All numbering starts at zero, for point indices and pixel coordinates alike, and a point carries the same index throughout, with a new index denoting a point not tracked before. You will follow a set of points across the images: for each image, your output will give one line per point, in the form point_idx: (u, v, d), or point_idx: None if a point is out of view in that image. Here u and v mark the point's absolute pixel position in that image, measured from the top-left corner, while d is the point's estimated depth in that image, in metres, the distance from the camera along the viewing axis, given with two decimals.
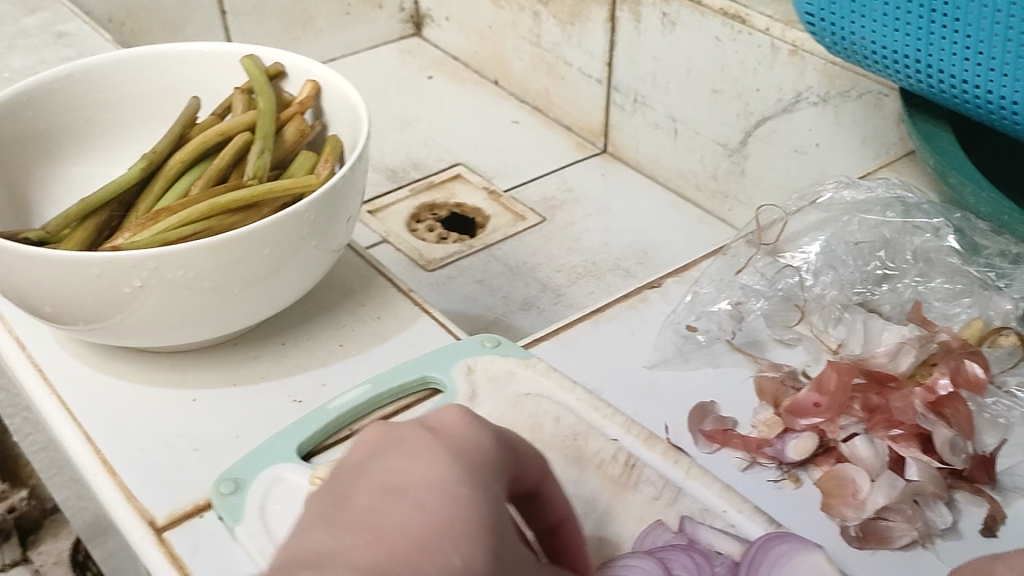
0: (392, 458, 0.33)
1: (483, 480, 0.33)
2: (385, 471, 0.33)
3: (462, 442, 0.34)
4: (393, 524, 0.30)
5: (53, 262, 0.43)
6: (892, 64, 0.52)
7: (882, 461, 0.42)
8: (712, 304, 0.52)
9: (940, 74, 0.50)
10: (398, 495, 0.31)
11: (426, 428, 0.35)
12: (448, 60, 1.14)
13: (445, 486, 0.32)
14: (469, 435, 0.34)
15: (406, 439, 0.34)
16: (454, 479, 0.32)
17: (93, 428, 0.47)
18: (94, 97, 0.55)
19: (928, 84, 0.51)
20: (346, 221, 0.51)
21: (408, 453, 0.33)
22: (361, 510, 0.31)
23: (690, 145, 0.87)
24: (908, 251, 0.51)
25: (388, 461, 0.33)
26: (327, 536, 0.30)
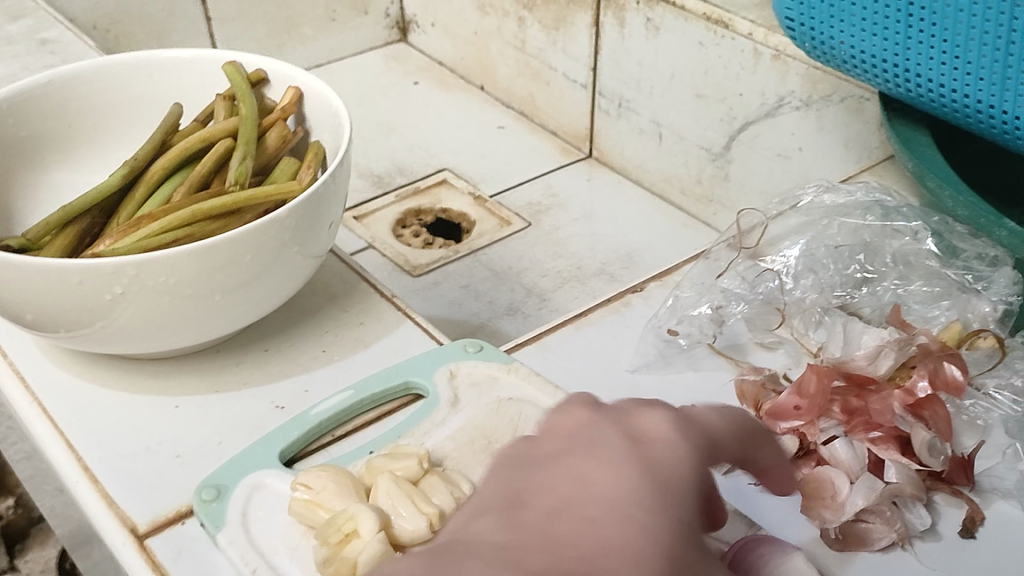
0: (579, 456, 0.29)
1: (671, 511, 0.28)
2: (569, 472, 0.28)
3: (660, 459, 0.30)
4: (572, 534, 0.26)
5: (33, 269, 0.43)
6: (871, 69, 0.52)
7: (862, 463, 0.42)
8: (693, 307, 0.52)
9: (918, 78, 0.50)
10: (577, 504, 0.27)
11: (628, 433, 0.30)
12: (434, 66, 1.14)
13: (628, 505, 0.27)
14: (669, 453, 0.30)
15: (602, 438, 0.30)
16: (639, 503, 0.28)
17: (75, 435, 0.47)
18: (76, 104, 0.55)
19: (906, 88, 0.51)
20: (329, 227, 0.51)
21: (597, 455, 0.29)
22: (538, 507, 0.27)
23: (675, 150, 0.87)
24: (887, 254, 0.51)
25: (575, 459, 0.29)
26: (497, 524, 0.26)
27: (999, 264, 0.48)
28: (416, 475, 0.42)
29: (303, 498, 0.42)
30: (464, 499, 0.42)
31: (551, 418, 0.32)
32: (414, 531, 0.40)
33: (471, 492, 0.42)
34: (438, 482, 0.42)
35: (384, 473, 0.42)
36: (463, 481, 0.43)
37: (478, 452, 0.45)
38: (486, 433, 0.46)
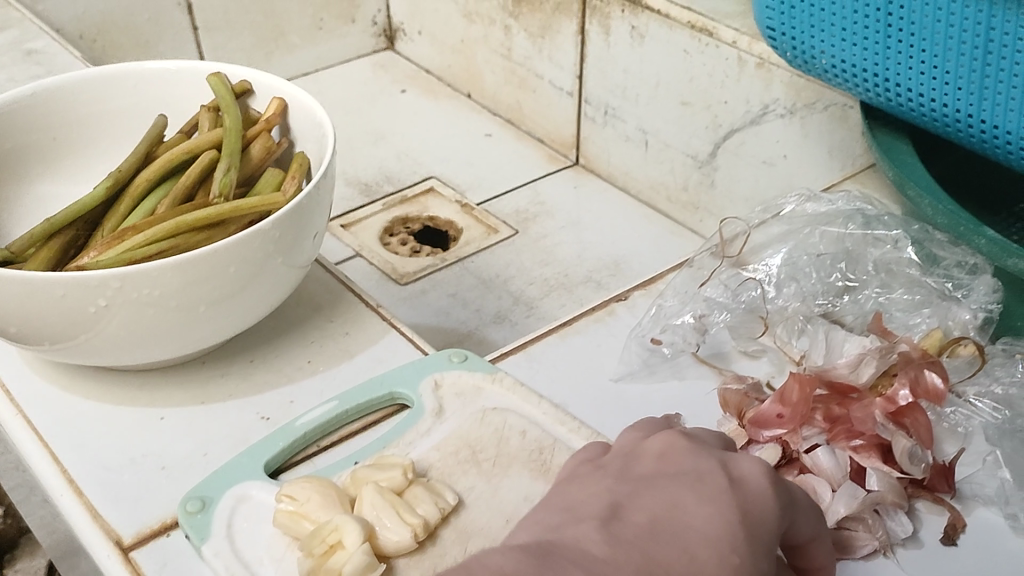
0: (685, 491, 0.35)
1: (758, 556, 0.34)
2: (673, 502, 0.35)
3: (757, 503, 0.35)
4: (666, 559, 0.32)
5: (16, 282, 0.43)
6: (852, 78, 0.53)
7: (844, 472, 0.42)
8: (676, 316, 0.52)
9: (898, 88, 0.51)
10: (676, 533, 0.34)
11: (732, 476, 0.36)
12: (421, 73, 1.14)
13: (721, 545, 0.33)
14: (767, 499, 0.36)
15: (707, 478, 0.36)
16: (731, 546, 0.34)
17: (60, 448, 0.47)
18: (59, 116, 0.55)
19: (887, 97, 0.52)
20: (313, 237, 0.51)
21: (700, 493, 0.35)
22: (641, 530, 0.34)
23: (661, 157, 0.87)
24: (868, 263, 0.51)
25: (680, 492, 0.35)
26: (604, 538, 0.33)
27: (979, 272, 0.48)
28: (400, 486, 0.43)
29: (288, 510, 0.42)
30: (448, 509, 0.42)
31: (666, 444, 0.38)
32: (398, 541, 0.40)
33: (455, 501, 0.43)
34: (423, 492, 0.42)
35: (368, 484, 0.43)
36: (448, 491, 0.43)
37: (463, 462, 0.45)
38: (471, 442, 0.46)
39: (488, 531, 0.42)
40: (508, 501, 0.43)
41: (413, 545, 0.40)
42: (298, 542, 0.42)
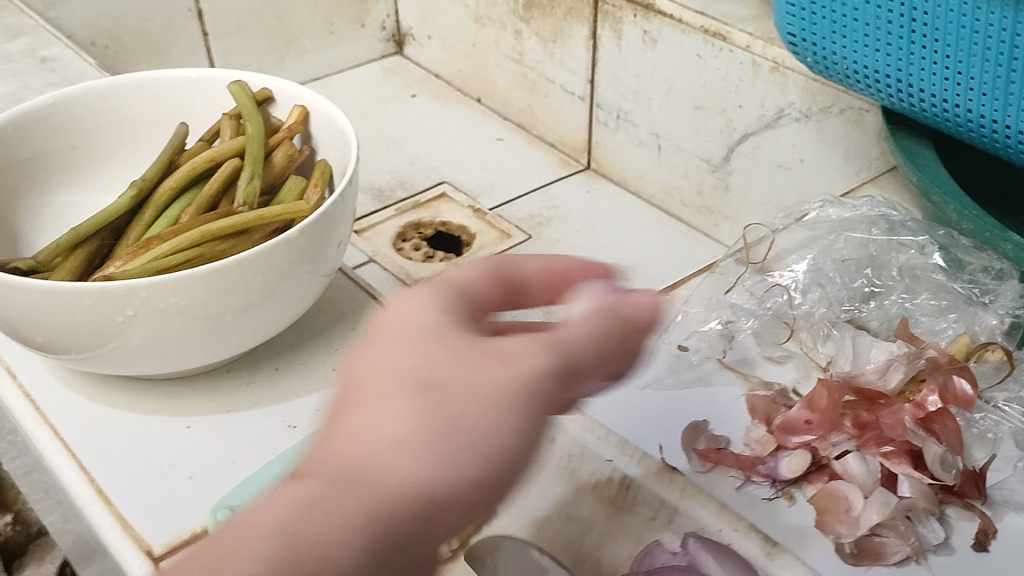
0: (349, 373, 0.28)
1: (430, 377, 0.27)
2: (337, 395, 0.28)
3: (410, 330, 0.29)
4: (337, 444, 0.26)
5: (44, 292, 0.43)
6: (874, 83, 0.53)
7: (874, 477, 0.42)
8: (703, 324, 0.53)
9: (920, 93, 0.50)
10: (342, 424, 0.27)
11: (375, 329, 0.29)
12: (430, 78, 1.14)
13: (384, 403, 0.27)
14: (419, 318, 0.29)
15: (363, 345, 0.29)
16: (396, 394, 0.27)
17: (87, 457, 0.47)
18: (81, 124, 0.55)
19: (909, 102, 0.52)
20: (337, 246, 0.50)
21: (357, 365, 0.28)
22: (318, 441, 0.27)
23: (674, 161, 0.87)
24: (893, 268, 0.51)
25: (342, 377, 0.29)
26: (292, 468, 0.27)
27: (1005, 277, 0.48)
28: None
29: None
30: None
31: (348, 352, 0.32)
32: None
33: None
34: None
35: None
36: None
37: None
38: None
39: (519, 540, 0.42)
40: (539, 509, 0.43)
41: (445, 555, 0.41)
42: None
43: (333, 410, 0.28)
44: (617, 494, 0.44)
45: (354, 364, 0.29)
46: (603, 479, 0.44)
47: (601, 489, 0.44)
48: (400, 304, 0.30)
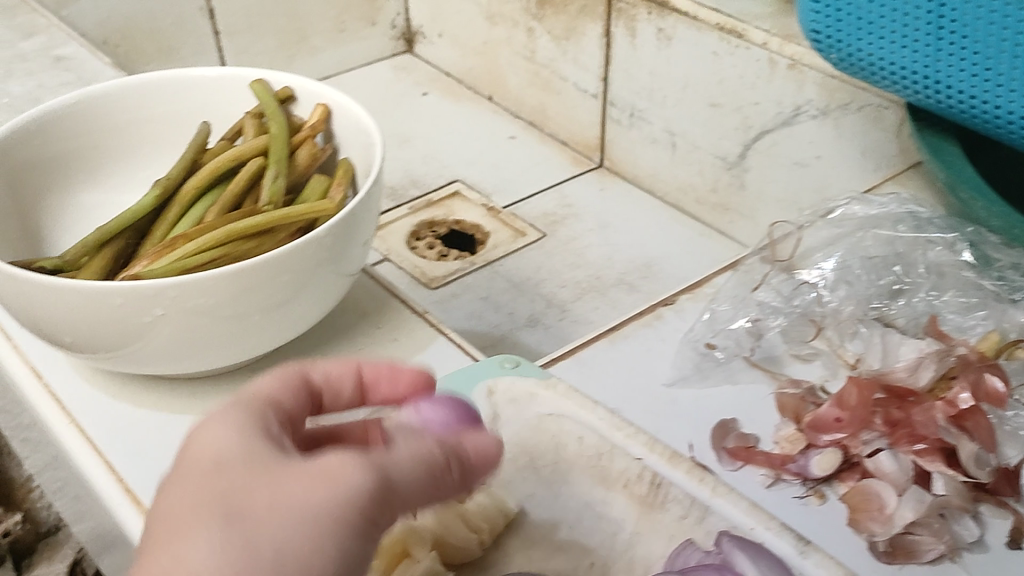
0: (164, 503, 0.30)
1: (237, 502, 0.29)
2: (152, 528, 0.29)
3: (222, 455, 0.30)
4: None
5: (73, 292, 0.43)
6: (899, 80, 0.52)
7: (907, 475, 0.42)
8: (731, 322, 0.52)
9: (947, 90, 0.50)
10: (155, 556, 0.28)
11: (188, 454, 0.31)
12: (442, 76, 1.14)
13: (193, 534, 0.28)
14: (230, 441, 0.31)
15: (178, 473, 0.31)
16: (206, 524, 0.28)
17: (115, 457, 0.47)
18: (104, 123, 0.55)
19: (935, 100, 0.51)
20: (363, 245, 0.50)
21: (171, 497, 0.30)
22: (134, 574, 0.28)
23: (689, 159, 0.87)
24: (921, 265, 0.52)
25: (158, 507, 0.30)
26: None
27: None
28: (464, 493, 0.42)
29: None
30: (510, 516, 0.43)
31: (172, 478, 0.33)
32: (465, 548, 0.41)
33: (516, 509, 0.43)
34: (486, 500, 0.42)
35: None
36: (507, 500, 0.44)
37: (522, 469, 0.45)
38: (529, 450, 0.46)
39: None
40: (571, 509, 0.43)
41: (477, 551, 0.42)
42: None
43: (151, 542, 0.29)
44: (646, 493, 0.43)
45: (169, 495, 0.30)
46: (632, 476, 0.44)
47: (631, 487, 0.43)
48: (209, 427, 0.31)
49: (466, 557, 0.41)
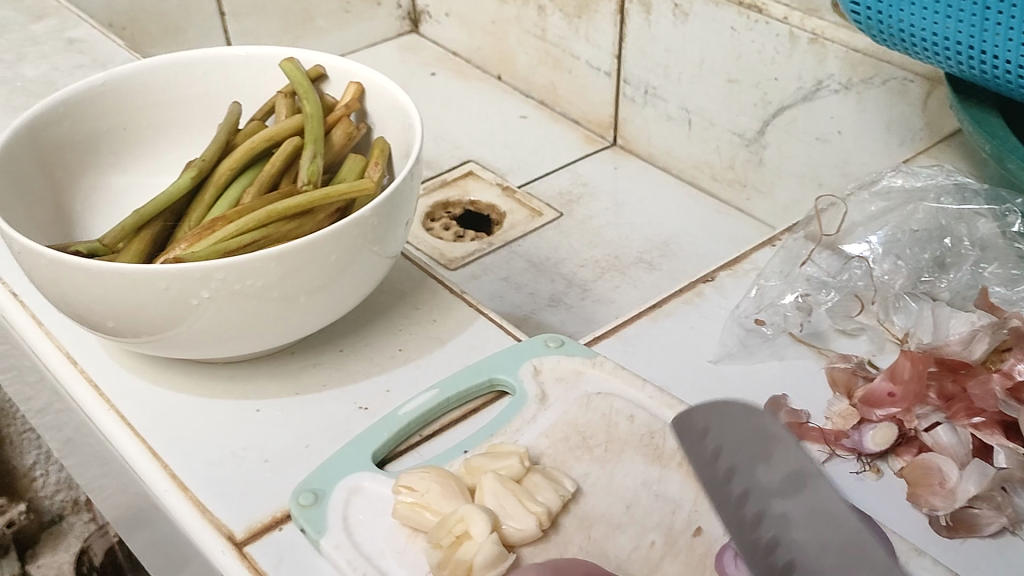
0: None
1: None
2: None
3: None
4: None
5: (120, 275, 0.42)
6: (942, 51, 0.52)
7: (967, 448, 0.42)
8: (780, 298, 0.53)
9: (993, 60, 0.49)
10: None
11: None
12: (448, 56, 1.13)
13: None
14: None
15: None
16: None
17: (158, 443, 0.46)
18: (133, 104, 0.54)
19: (981, 71, 0.50)
20: (404, 224, 0.49)
21: None
22: None
23: (705, 136, 0.87)
24: (966, 239, 0.52)
25: None
26: None
27: None
28: (519, 474, 0.42)
29: (408, 501, 0.41)
30: (568, 497, 0.42)
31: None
32: (523, 530, 0.40)
33: (574, 489, 0.42)
34: (543, 480, 0.42)
35: (487, 473, 0.42)
36: (566, 479, 0.43)
37: (574, 448, 0.45)
38: (580, 429, 0.45)
39: (610, 518, 0.41)
40: (627, 487, 0.43)
41: (538, 533, 0.40)
42: (419, 533, 0.41)
43: None
44: None
45: None
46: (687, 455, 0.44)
47: (686, 465, 0.44)
48: None
49: (528, 539, 0.40)
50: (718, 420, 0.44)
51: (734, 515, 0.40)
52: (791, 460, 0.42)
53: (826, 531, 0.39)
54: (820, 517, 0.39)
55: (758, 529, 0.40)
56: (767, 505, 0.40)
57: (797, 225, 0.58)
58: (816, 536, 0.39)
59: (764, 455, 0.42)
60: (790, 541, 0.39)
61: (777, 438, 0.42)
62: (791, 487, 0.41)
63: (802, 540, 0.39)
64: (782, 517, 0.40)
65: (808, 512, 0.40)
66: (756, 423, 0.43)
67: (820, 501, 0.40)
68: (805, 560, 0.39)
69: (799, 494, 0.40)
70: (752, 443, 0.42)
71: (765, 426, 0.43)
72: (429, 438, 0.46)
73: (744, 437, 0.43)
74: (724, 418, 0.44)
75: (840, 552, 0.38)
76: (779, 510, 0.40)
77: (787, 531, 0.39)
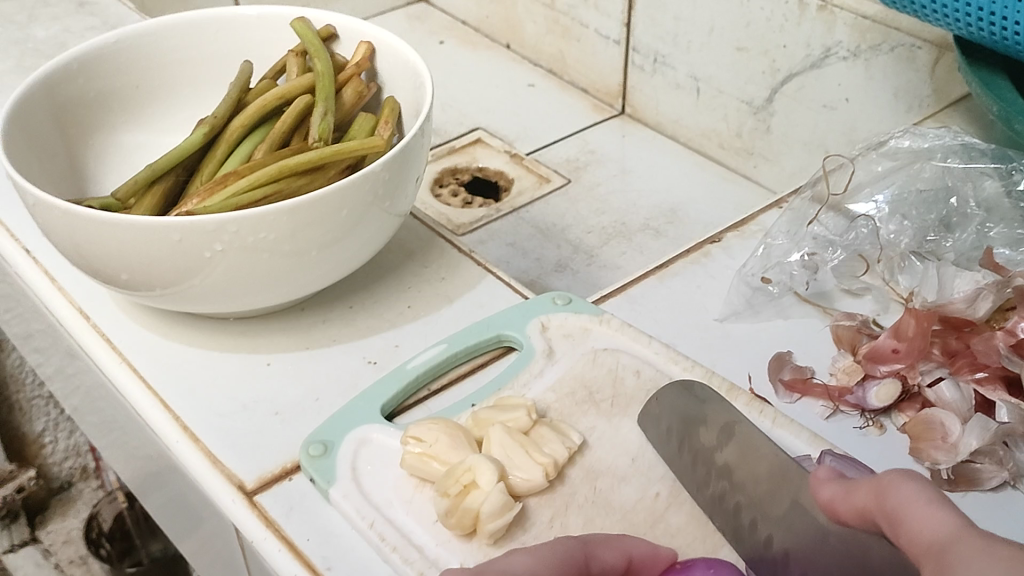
0: None
1: None
2: None
3: None
4: None
5: (133, 228, 0.42)
6: (950, 14, 0.51)
7: (969, 404, 0.43)
8: (786, 256, 0.54)
9: (1003, 22, 0.48)
10: None
11: None
12: (457, 25, 1.13)
13: None
14: None
15: None
16: None
17: (169, 395, 0.47)
18: (145, 63, 0.55)
19: (991, 32, 0.49)
20: (414, 182, 0.50)
21: None
22: None
23: (713, 104, 0.83)
24: (972, 200, 0.53)
25: None
26: None
27: None
28: (526, 426, 0.43)
29: (416, 451, 0.42)
30: (574, 449, 0.42)
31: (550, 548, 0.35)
32: (529, 480, 0.40)
33: (581, 441, 0.43)
34: (550, 432, 0.43)
35: (494, 425, 0.42)
36: (573, 431, 0.43)
37: (581, 402, 0.45)
38: (587, 383, 0.46)
39: (616, 470, 0.42)
40: (633, 441, 0.43)
41: (544, 484, 0.41)
42: (427, 483, 0.42)
43: None
44: None
45: None
46: None
47: None
48: None
49: (532, 491, 0.40)
50: (664, 398, 0.44)
51: (688, 474, 0.41)
52: (724, 414, 0.42)
53: (759, 471, 0.39)
54: (751, 459, 0.40)
55: (711, 482, 0.40)
56: (710, 458, 0.41)
57: (804, 183, 0.59)
58: (754, 478, 0.39)
59: (699, 414, 0.42)
60: (736, 488, 0.39)
61: (709, 401, 0.43)
62: (725, 436, 0.41)
63: (743, 481, 0.39)
64: (724, 466, 0.40)
65: (743, 456, 0.40)
66: (690, 393, 0.43)
67: (751, 446, 0.40)
68: (753, 504, 0.39)
69: (732, 442, 0.41)
70: (687, 408, 0.43)
71: (698, 394, 0.43)
72: (436, 392, 0.47)
73: (682, 401, 0.43)
74: (664, 396, 0.44)
75: (773, 483, 0.38)
76: (721, 462, 0.40)
77: (730, 478, 0.40)
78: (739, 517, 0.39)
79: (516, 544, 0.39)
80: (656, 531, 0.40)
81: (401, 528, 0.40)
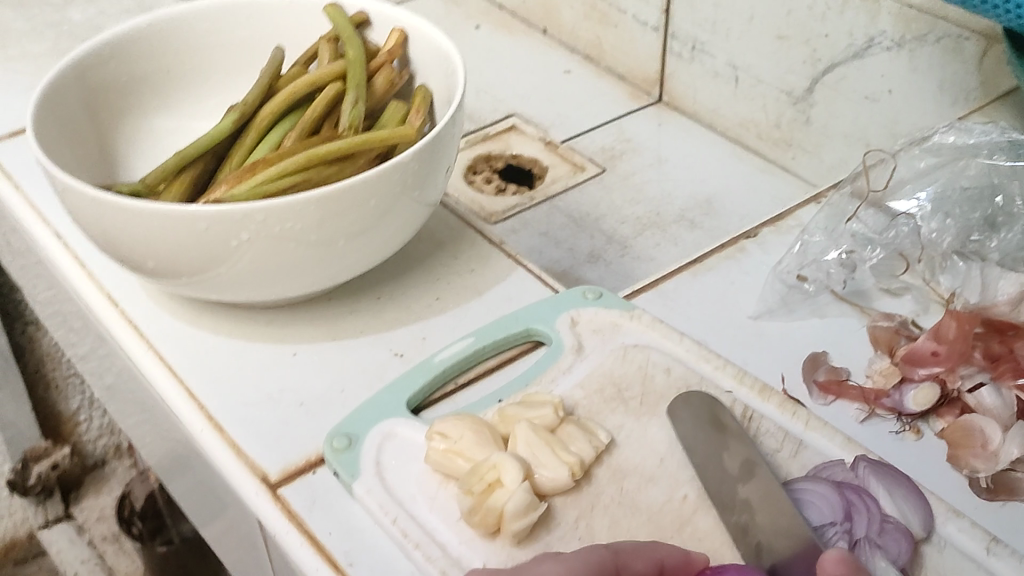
0: None
1: None
2: None
3: None
4: None
5: (160, 216, 0.42)
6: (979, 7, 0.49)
7: (1011, 410, 0.42)
8: (823, 254, 0.53)
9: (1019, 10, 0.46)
10: None
11: None
12: (494, 10, 1.11)
13: None
14: None
15: None
16: None
17: (194, 383, 0.47)
18: (178, 48, 0.54)
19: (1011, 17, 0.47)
20: (444, 171, 0.49)
21: None
22: None
23: (752, 93, 0.81)
24: (1019, 198, 0.51)
25: None
26: None
27: None
28: (553, 423, 0.42)
29: (441, 447, 0.41)
30: (602, 448, 0.42)
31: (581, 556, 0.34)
32: (555, 480, 0.39)
33: (608, 440, 0.42)
34: (577, 431, 0.42)
35: (520, 422, 0.42)
36: (600, 430, 0.42)
37: (610, 400, 0.44)
38: (616, 380, 0.45)
39: (644, 470, 0.41)
40: (661, 440, 0.42)
41: (570, 483, 0.40)
42: (451, 479, 0.41)
43: None
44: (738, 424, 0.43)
45: None
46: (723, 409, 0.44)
47: None
48: None
49: (559, 491, 0.40)
50: (686, 408, 0.43)
51: (713, 487, 0.40)
52: (744, 452, 0.41)
53: (780, 518, 0.38)
54: (773, 503, 0.38)
55: (734, 510, 0.39)
56: (732, 489, 0.39)
57: (844, 178, 0.57)
58: (775, 519, 0.38)
59: (721, 445, 0.41)
60: (758, 526, 0.38)
61: (729, 427, 0.42)
62: (746, 473, 0.40)
63: (762, 519, 0.38)
64: (745, 501, 0.39)
65: (763, 497, 0.39)
66: (713, 421, 0.42)
67: (771, 487, 0.39)
68: (774, 547, 0.37)
69: (754, 480, 0.39)
70: (708, 440, 0.42)
71: (719, 417, 0.43)
72: (464, 386, 0.46)
73: (704, 425, 0.42)
74: (687, 408, 0.43)
75: (793, 527, 0.37)
76: (742, 495, 0.39)
77: (753, 513, 0.38)
78: (760, 557, 0.37)
79: (540, 545, 0.38)
80: (684, 535, 0.39)
81: (424, 525, 0.39)
